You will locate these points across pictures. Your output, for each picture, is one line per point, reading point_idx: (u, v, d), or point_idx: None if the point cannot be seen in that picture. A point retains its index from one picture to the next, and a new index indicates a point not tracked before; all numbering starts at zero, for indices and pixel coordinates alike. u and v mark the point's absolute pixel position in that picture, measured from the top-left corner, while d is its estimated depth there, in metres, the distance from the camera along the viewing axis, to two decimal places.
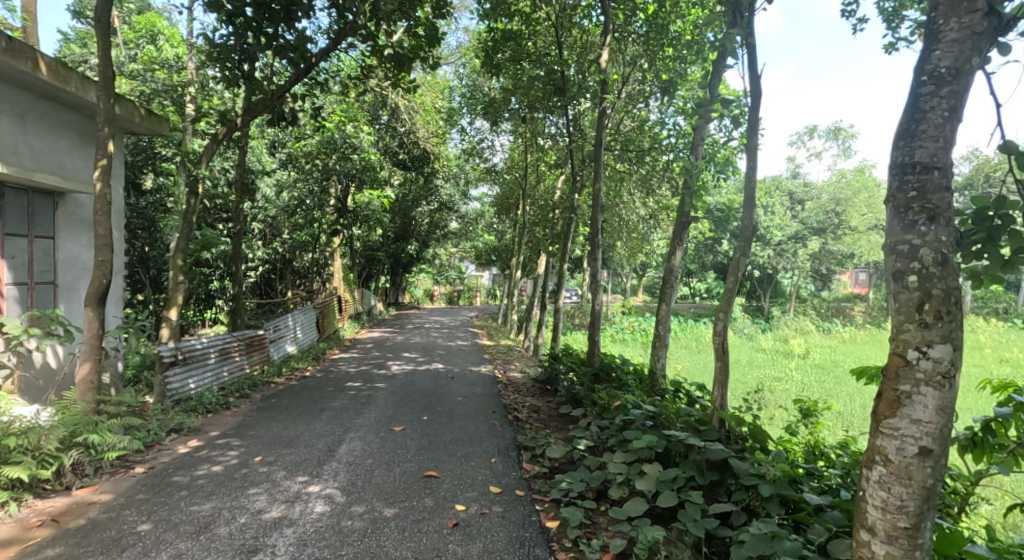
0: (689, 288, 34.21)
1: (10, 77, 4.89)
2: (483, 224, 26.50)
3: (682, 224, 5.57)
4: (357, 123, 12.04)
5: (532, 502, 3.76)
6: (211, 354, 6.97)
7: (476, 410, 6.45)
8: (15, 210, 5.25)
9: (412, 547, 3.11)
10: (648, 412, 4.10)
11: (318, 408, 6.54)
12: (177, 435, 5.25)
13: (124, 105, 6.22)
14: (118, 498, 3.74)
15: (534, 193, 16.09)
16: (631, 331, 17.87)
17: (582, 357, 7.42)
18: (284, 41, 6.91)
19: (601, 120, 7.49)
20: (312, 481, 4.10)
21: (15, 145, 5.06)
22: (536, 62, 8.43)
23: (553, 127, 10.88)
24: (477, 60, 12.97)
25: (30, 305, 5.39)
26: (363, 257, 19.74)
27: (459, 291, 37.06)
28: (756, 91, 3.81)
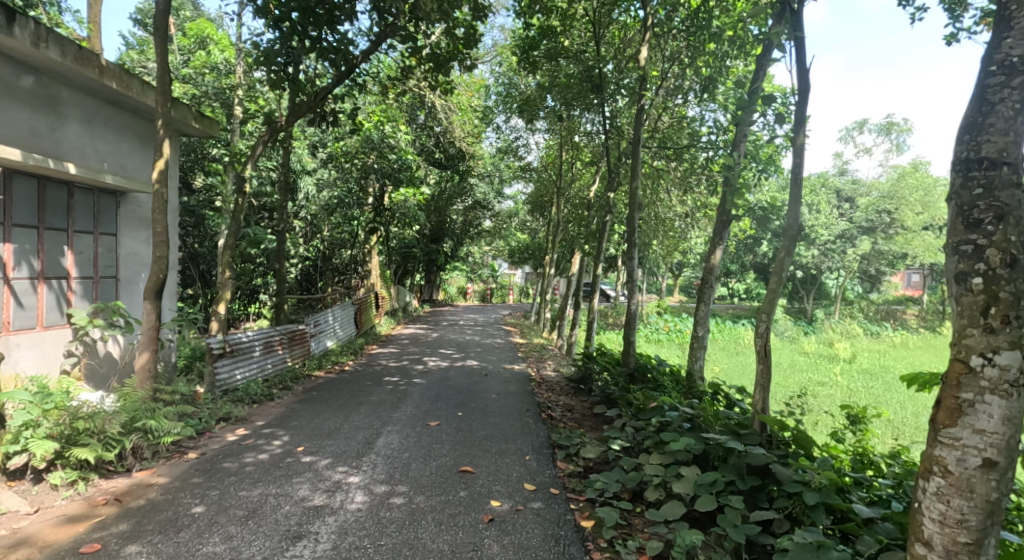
0: (728, 288, 33.34)
1: (79, 83, 5.20)
2: (517, 222, 26.49)
3: (722, 223, 5.42)
4: (395, 123, 12.24)
5: (567, 501, 3.75)
6: (256, 347, 7.23)
7: (510, 408, 6.49)
8: (82, 208, 5.59)
9: (449, 540, 3.16)
10: (686, 414, 4.02)
11: (355, 401, 6.70)
12: (226, 424, 5.47)
13: (179, 109, 6.51)
14: (174, 481, 3.93)
15: (569, 191, 16.00)
16: (666, 332, 17.58)
17: (617, 357, 7.36)
18: (327, 43, 7.11)
19: (639, 117, 7.37)
20: (352, 471, 4.21)
21: (83, 148, 5.38)
22: (574, 59, 8.36)
23: (588, 125, 10.80)
24: (513, 58, 12.98)
25: (95, 298, 5.73)
26: (398, 254, 20.07)
27: (492, 289, 37.19)
28: (804, 87, 3.68)
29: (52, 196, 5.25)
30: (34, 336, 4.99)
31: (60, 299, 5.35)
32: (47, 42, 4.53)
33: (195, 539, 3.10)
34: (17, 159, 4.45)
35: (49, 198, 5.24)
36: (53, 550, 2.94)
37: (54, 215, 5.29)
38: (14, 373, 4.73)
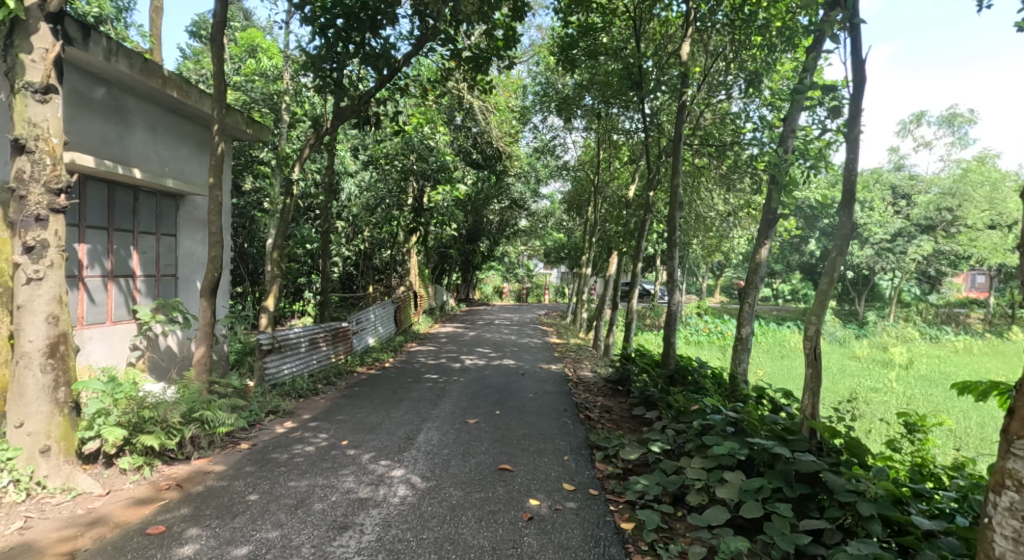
0: (772, 290, 32.25)
1: (144, 93, 5.51)
2: (554, 222, 26.39)
3: (769, 221, 5.25)
4: (434, 124, 12.44)
5: (606, 502, 3.73)
6: (303, 343, 7.48)
7: (547, 407, 6.49)
8: (147, 211, 5.93)
9: (489, 536, 3.20)
10: (729, 418, 3.92)
11: (396, 397, 6.84)
12: (275, 417, 5.70)
13: (233, 115, 6.82)
14: (229, 469, 4.14)
15: (607, 189, 15.84)
16: (706, 333, 17.17)
17: (656, 358, 7.23)
18: (370, 48, 7.29)
19: (680, 114, 7.22)
20: (395, 465, 4.32)
21: (148, 154, 5.71)
22: (613, 56, 8.24)
23: (627, 123, 10.67)
24: (551, 57, 12.97)
25: (156, 295, 6.06)
26: (435, 254, 20.32)
27: (528, 288, 37.19)
28: (860, 80, 3.53)
29: (121, 200, 5.59)
30: (103, 330, 5.34)
31: (127, 297, 5.70)
32: (116, 55, 4.82)
33: (248, 525, 3.25)
34: (90, 166, 4.76)
35: (118, 202, 5.57)
36: (123, 529, 3.14)
37: (122, 217, 5.62)
38: (87, 364, 5.07)
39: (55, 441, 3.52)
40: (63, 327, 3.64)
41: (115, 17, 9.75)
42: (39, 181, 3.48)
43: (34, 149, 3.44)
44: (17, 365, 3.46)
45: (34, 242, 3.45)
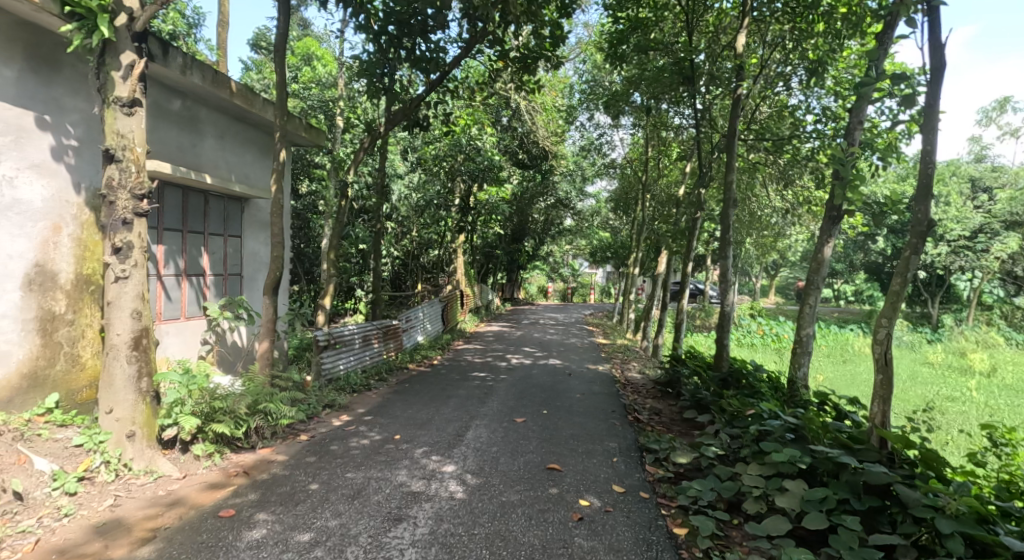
0: (833, 290, 30.67)
1: (213, 103, 5.85)
2: (600, 221, 26.09)
3: (832, 218, 5.02)
4: (482, 125, 12.55)
5: (658, 506, 3.67)
6: (357, 339, 7.71)
7: (595, 408, 6.44)
8: (216, 214, 6.30)
9: (539, 535, 3.21)
10: (789, 424, 3.76)
11: (445, 394, 6.97)
12: (331, 410, 5.94)
13: (294, 122, 7.14)
14: (290, 459, 4.35)
15: (656, 187, 15.53)
16: (761, 335, 16.53)
17: (708, 360, 7.02)
18: (420, 53, 7.47)
19: (734, 109, 6.98)
20: (446, 461, 4.41)
21: (217, 160, 6.06)
22: (663, 51, 8.02)
23: (677, 119, 10.42)
24: (599, 54, 12.84)
25: (223, 293, 6.42)
26: (481, 254, 20.49)
27: (573, 288, 36.91)
28: (938, 66, 3.31)
29: (194, 204, 5.95)
30: (178, 325, 5.70)
31: (198, 294, 6.07)
32: (191, 69, 5.14)
33: (309, 513, 3.40)
34: (168, 172, 5.10)
35: (192, 205, 5.94)
36: (198, 511, 3.36)
37: (194, 220, 5.99)
38: (164, 357, 5.44)
39: (139, 427, 3.80)
40: (145, 322, 3.92)
41: (187, 33, 10.40)
42: (125, 187, 3.77)
43: (121, 158, 3.73)
44: (107, 356, 3.76)
45: (121, 243, 3.75)
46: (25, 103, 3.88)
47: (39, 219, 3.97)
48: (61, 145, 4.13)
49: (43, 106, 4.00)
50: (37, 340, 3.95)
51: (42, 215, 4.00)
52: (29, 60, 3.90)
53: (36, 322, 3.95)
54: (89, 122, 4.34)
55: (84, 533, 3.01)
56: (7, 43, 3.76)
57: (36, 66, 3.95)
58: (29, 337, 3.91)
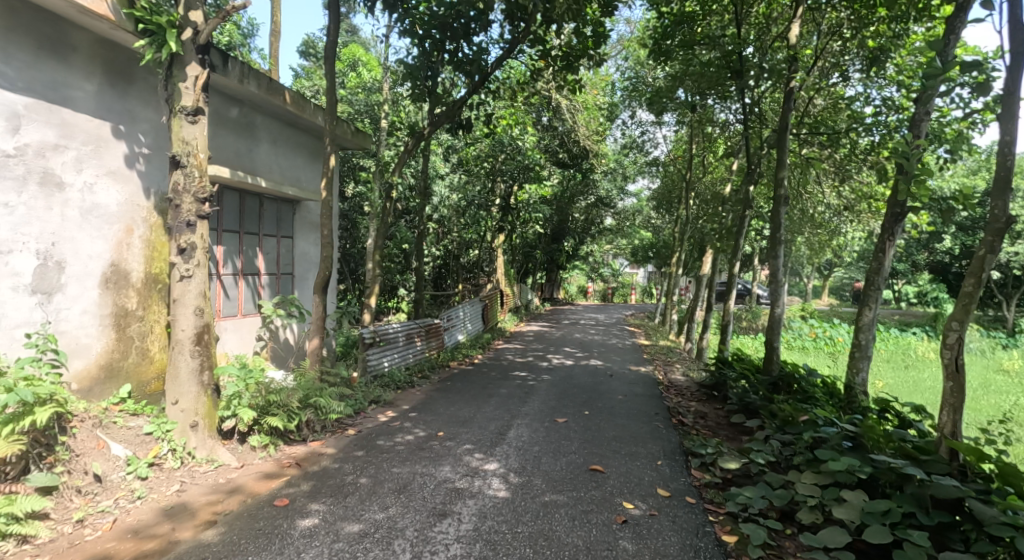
0: (893, 291, 29.03)
1: (268, 109, 6.11)
2: (641, 219, 25.67)
3: (895, 215, 4.75)
4: (523, 125, 12.56)
5: (705, 512, 3.59)
6: (401, 337, 7.87)
7: (637, 410, 6.35)
8: (270, 215, 6.58)
9: (582, 536, 3.20)
10: (847, 432, 3.60)
11: (486, 393, 7.02)
12: (377, 406, 6.09)
13: (343, 125, 7.36)
14: (340, 453, 4.50)
15: (701, 184, 15.15)
16: (814, 339, 15.82)
17: (757, 363, 6.79)
18: (463, 55, 7.56)
19: (787, 102, 6.71)
20: (488, 459, 4.46)
21: (271, 164, 6.33)
22: (710, 44, 7.77)
23: (724, 114, 10.11)
24: (642, 50, 12.62)
25: (276, 291, 6.70)
26: (521, 253, 20.49)
27: (613, 288, 36.43)
28: (1019, 51, 3.09)
29: (250, 206, 6.23)
30: (235, 322, 5.99)
31: (253, 293, 6.35)
32: (248, 78, 5.39)
33: (358, 505, 3.50)
34: (226, 176, 5.37)
35: (249, 207, 6.23)
36: (256, 499, 3.52)
37: (251, 221, 6.27)
38: (223, 352, 5.72)
39: (201, 418, 4.03)
40: (207, 319, 4.15)
41: (242, 43, 10.88)
42: (190, 191, 3.99)
43: (186, 164, 3.95)
44: (172, 351, 4.00)
45: (186, 244, 3.96)
46: (102, 114, 4.16)
47: (114, 222, 4.25)
48: (133, 152, 4.40)
49: (118, 117, 4.27)
50: (112, 334, 4.23)
51: (117, 218, 4.27)
52: (107, 74, 4.18)
53: (111, 318, 4.23)
54: (158, 131, 4.61)
55: (154, 515, 3.21)
56: (89, 59, 4.05)
57: (113, 80, 4.23)
58: (105, 331, 4.19)
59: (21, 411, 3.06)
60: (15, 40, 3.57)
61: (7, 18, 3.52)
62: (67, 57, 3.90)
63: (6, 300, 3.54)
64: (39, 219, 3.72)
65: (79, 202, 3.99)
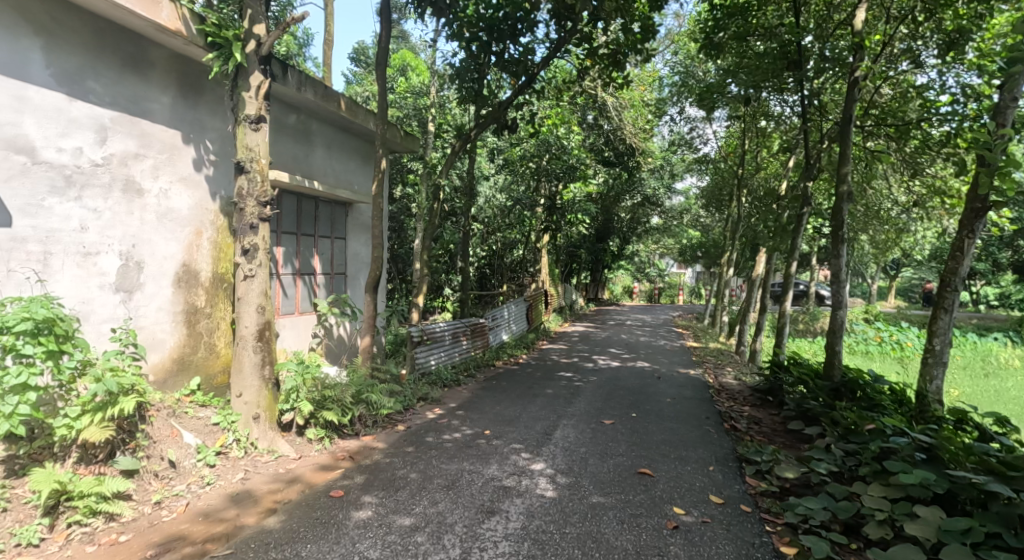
0: (968, 293, 27.03)
1: (323, 115, 6.35)
2: (690, 218, 25.02)
3: (976, 211, 4.43)
4: (569, 124, 12.50)
5: (761, 522, 3.47)
6: (447, 336, 8.00)
7: (686, 414, 6.21)
8: (325, 217, 6.83)
9: (632, 540, 3.17)
10: (920, 443, 3.40)
11: (532, 393, 7.05)
12: (425, 403, 6.23)
13: (393, 129, 7.56)
14: (390, 448, 4.63)
15: (754, 181, 14.63)
16: (878, 343, 14.96)
17: (815, 367, 6.49)
18: (510, 56, 7.60)
19: (851, 93, 6.37)
20: (535, 459, 4.47)
21: (326, 168, 6.58)
22: (765, 35, 7.48)
23: (779, 106, 9.71)
24: (692, 44, 12.28)
25: (330, 290, 6.95)
26: (566, 253, 20.37)
27: (660, 288, 35.63)
28: None
29: (306, 209, 6.49)
30: (293, 320, 6.25)
31: (310, 292, 6.61)
32: (305, 85, 5.62)
33: (409, 499, 3.60)
34: (285, 180, 5.62)
35: (306, 209, 6.50)
36: (313, 489, 3.68)
37: (307, 223, 6.53)
38: (282, 348, 5.99)
39: (262, 410, 4.24)
40: (268, 315, 4.35)
41: (298, 53, 11.35)
42: (253, 195, 4.20)
43: (249, 169, 4.17)
44: (237, 346, 4.23)
45: (250, 245, 4.18)
46: (176, 124, 4.44)
47: (186, 225, 4.54)
48: (202, 158, 4.68)
49: (189, 127, 4.55)
50: (183, 330, 4.52)
51: (188, 221, 4.56)
52: (180, 87, 4.46)
53: (183, 315, 4.52)
54: (224, 139, 4.88)
55: (222, 500, 3.41)
56: (164, 74, 4.33)
57: (186, 92, 4.51)
58: (178, 327, 4.48)
59: (108, 399, 3.31)
60: (102, 58, 3.87)
61: (95, 39, 3.82)
62: (146, 73, 4.19)
63: (94, 297, 3.84)
64: (121, 223, 4.02)
65: (155, 206, 4.27)
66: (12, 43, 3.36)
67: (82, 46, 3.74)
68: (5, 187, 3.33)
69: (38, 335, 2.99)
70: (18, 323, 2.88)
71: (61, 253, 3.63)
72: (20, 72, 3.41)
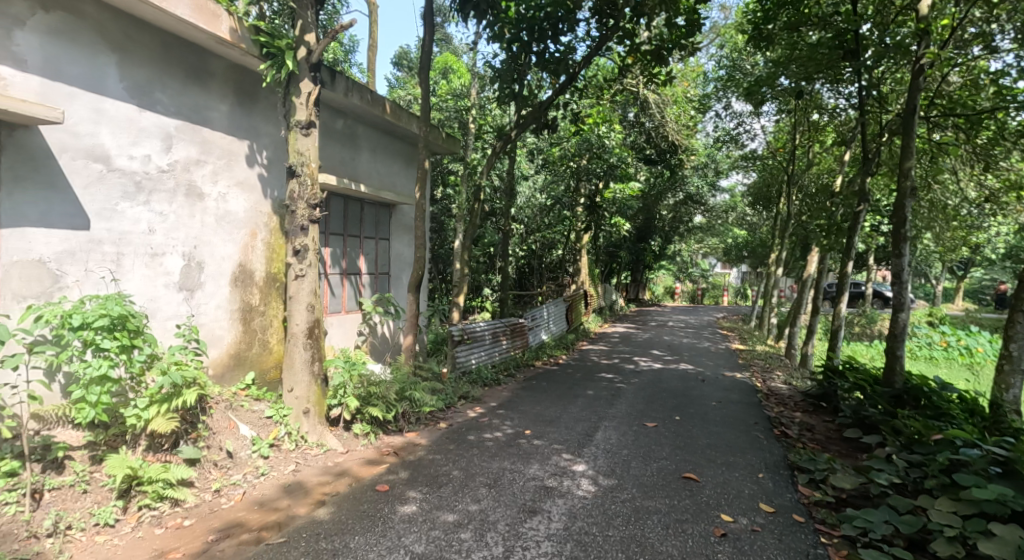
0: None
1: (369, 119, 6.52)
2: (735, 215, 24.27)
3: None
4: (610, 123, 12.37)
5: (815, 533, 3.34)
6: (487, 335, 8.06)
7: (733, 418, 6.04)
8: (370, 218, 7.01)
9: (677, 545, 3.11)
10: (994, 456, 3.19)
11: (572, 394, 7.00)
12: (466, 402, 6.29)
13: (435, 131, 7.68)
14: (433, 444, 4.71)
15: (804, 178, 14.05)
16: (942, 348, 14.09)
17: (872, 372, 6.19)
18: (551, 55, 7.57)
19: (915, 83, 6.03)
20: (577, 460, 4.45)
21: (371, 170, 6.75)
22: (818, 25, 7.17)
23: (833, 98, 9.29)
24: (739, 36, 11.91)
25: (375, 289, 7.12)
26: (606, 253, 20.14)
27: (704, 289, 34.67)
28: None
29: (353, 211, 6.67)
30: (340, 318, 6.44)
31: (355, 291, 6.79)
32: (352, 91, 5.79)
33: (452, 496, 3.65)
34: (333, 183, 5.80)
35: (353, 211, 6.68)
36: (360, 483, 3.79)
37: (353, 225, 6.71)
38: (330, 346, 6.19)
39: (312, 405, 4.39)
40: (317, 313, 4.50)
41: (345, 59, 11.68)
42: (303, 198, 4.35)
43: (300, 173, 4.32)
44: (289, 343, 4.40)
45: (301, 246, 4.34)
46: (234, 131, 4.66)
47: (242, 226, 4.75)
48: (256, 163, 4.88)
49: (245, 134, 4.77)
50: (239, 327, 4.74)
51: (244, 223, 4.78)
52: (237, 96, 4.68)
53: (239, 312, 4.73)
54: (277, 145, 5.09)
55: (276, 491, 3.56)
56: (223, 83, 4.55)
57: (242, 100, 4.73)
58: (235, 324, 4.70)
59: (173, 392, 3.51)
60: (168, 71, 4.10)
61: (162, 53, 4.06)
62: (206, 83, 4.41)
63: (160, 296, 4.07)
64: (185, 226, 4.25)
65: (215, 210, 4.49)
66: (91, 59, 3.60)
67: (151, 60, 3.98)
68: (84, 194, 3.58)
69: (113, 330, 3.20)
70: (96, 318, 3.11)
71: (132, 254, 3.87)
72: (97, 86, 3.65)
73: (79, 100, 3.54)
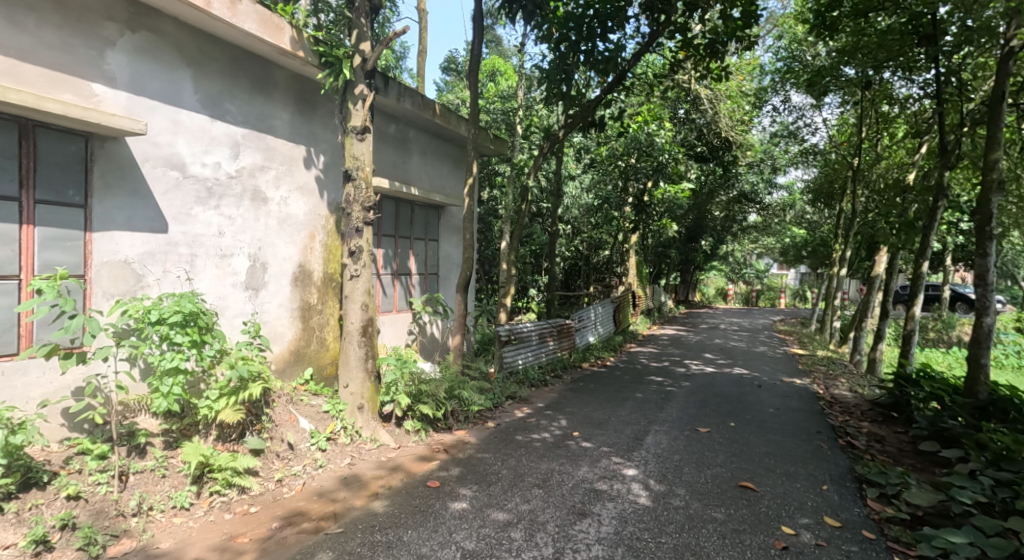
0: None
1: (419, 123, 6.66)
2: (792, 213, 23.17)
3: None
4: (660, 121, 12.11)
5: (888, 551, 3.14)
6: (534, 336, 8.05)
7: (793, 426, 5.77)
8: (420, 220, 7.15)
9: (734, 556, 3.01)
10: None
11: (621, 397, 6.88)
12: (514, 402, 6.31)
13: (483, 133, 7.76)
14: (482, 443, 4.74)
15: (870, 173, 13.27)
16: None
17: (947, 381, 5.77)
18: (600, 54, 7.48)
19: (1003, 69, 5.54)
20: (627, 463, 4.37)
21: (421, 173, 6.89)
22: (888, 11, 6.74)
23: (902, 88, 8.71)
24: (799, 26, 11.36)
25: (424, 289, 7.25)
26: (654, 253, 19.68)
27: (758, 290, 33.32)
28: None
29: (404, 213, 6.83)
30: (392, 317, 6.60)
31: (406, 291, 6.94)
32: (404, 96, 5.92)
33: (501, 495, 3.66)
34: (386, 186, 5.95)
35: (404, 213, 6.83)
36: (413, 478, 3.87)
37: (404, 226, 6.87)
38: (382, 344, 6.35)
39: (366, 401, 4.51)
40: (370, 312, 4.63)
41: (396, 65, 11.93)
42: (359, 201, 4.48)
43: (356, 176, 4.45)
44: (344, 340, 4.54)
45: (355, 247, 4.46)
46: (295, 138, 4.86)
47: (301, 229, 4.94)
48: (315, 168, 5.08)
49: (305, 140, 4.96)
50: (299, 325, 4.94)
51: (304, 226, 4.97)
52: (298, 104, 4.88)
53: (299, 311, 4.93)
54: (334, 150, 5.27)
55: (333, 483, 3.68)
56: (286, 93, 4.76)
57: (303, 108, 4.93)
58: (295, 322, 4.90)
59: (240, 385, 3.69)
60: (237, 83, 4.33)
61: (232, 66, 4.28)
62: (271, 93, 4.63)
63: (229, 294, 4.29)
64: (250, 228, 4.47)
65: (277, 213, 4.70)
66: (170, 74, 3.84)
67: (222, 72, 4.20)
68: (163, 199, 3.82)
69: (186, 326, 3.40)
70: (171, 314, 3.32)
71: (204, 255, 4.10)
72: (175, 98, 3.89)
73: (159, 112, 3.79)
